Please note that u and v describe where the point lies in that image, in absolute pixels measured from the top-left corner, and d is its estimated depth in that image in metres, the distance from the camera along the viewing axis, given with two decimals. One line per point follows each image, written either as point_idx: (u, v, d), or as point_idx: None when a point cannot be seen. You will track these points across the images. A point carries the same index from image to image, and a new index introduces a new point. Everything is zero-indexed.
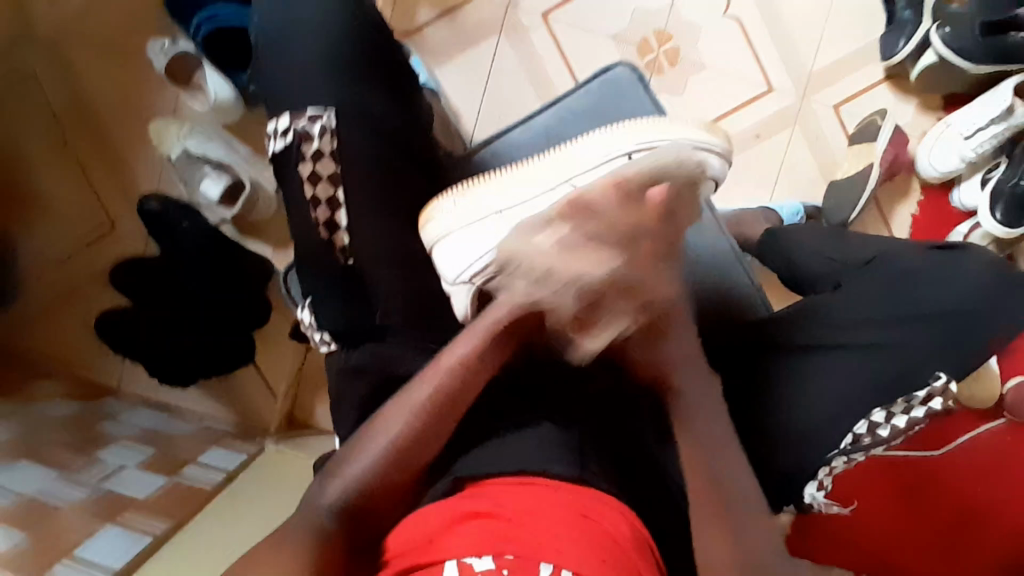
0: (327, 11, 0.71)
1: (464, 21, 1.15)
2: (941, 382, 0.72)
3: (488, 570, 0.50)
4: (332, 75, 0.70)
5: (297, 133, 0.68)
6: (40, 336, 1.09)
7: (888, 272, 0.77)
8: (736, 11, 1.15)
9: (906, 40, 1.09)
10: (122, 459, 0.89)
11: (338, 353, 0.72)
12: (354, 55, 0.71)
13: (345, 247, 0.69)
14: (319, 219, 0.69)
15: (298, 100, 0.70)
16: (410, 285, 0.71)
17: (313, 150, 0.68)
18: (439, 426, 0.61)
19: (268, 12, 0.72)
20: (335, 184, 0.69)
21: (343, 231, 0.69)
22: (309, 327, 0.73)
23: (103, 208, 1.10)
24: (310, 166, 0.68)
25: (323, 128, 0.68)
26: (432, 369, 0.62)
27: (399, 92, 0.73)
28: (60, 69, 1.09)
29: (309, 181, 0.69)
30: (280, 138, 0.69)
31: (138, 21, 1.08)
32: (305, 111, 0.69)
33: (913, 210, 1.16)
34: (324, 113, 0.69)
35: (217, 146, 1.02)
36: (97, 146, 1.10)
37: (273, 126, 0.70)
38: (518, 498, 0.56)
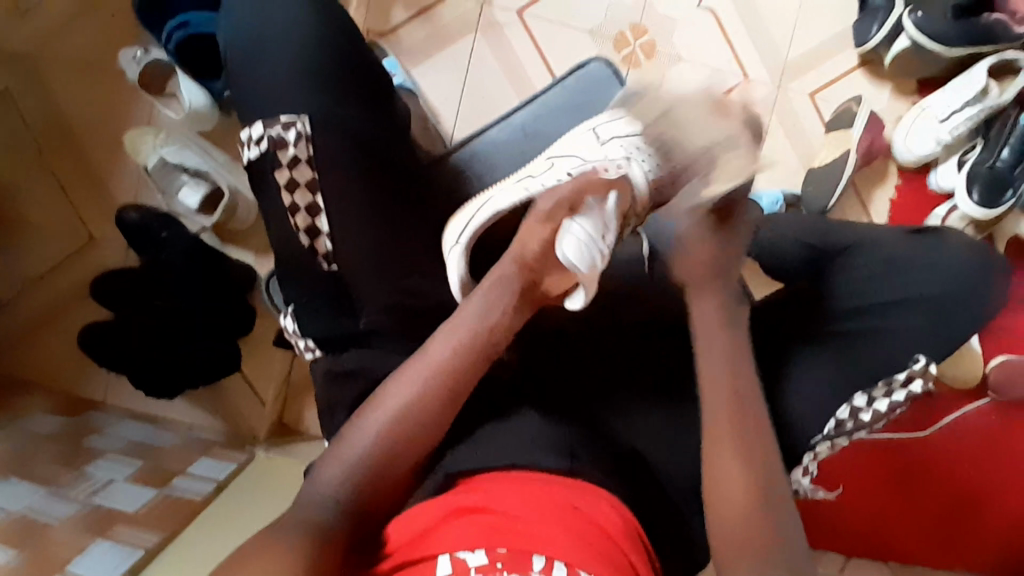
0: (299, 25, 0.72)
1: (439, 20, 1.14)
2: (920, 365, 0.72)
3: (482, 565, 0.52)
4: (306, 86, 0.71)
5: (273, 141, 0.69)
6: (21, 352, 1.08)
7: (871, 259, 0.77)
8: (710, 2, 1.16)
9: (879, 27, 1.10)
10: (110, 473, 0.88)
11: (321, 360, 0.72)
12: (328, 67, 0.72)
13: (327, 252, 0.70)
14: (299, 226, 0.70)
15: (274, 109, 0.70)
16: (397, 287, 0.71)
17: (289, 156, 0.69)
18: (432, 419, 0.62)
19: (239, 24, 0.73)
20: (314, 191, 0.70)
21: (325, 236, 0.70)
22: (292, 334, 0.73)
23: (81, 220, 1.09)
24: (287, 173, 0.69)
25: (299, 133, 0.69)
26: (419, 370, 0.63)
27: (374, 102, 0.75)
28: (31, 81, 1.07)
29: (286, 190, 0.69)
30: (254, 146, 0.70)
31: (108, 29, 1.07)
32: (278, 118, 0.70)
33: (891, 195, 1.18)
34: (298, 119, 0.69)
35: (193, 153, 1.00)
36: (72, 158, 1.08)
37: (247, 134, 0.70)
38: (511, 494, 0.58)
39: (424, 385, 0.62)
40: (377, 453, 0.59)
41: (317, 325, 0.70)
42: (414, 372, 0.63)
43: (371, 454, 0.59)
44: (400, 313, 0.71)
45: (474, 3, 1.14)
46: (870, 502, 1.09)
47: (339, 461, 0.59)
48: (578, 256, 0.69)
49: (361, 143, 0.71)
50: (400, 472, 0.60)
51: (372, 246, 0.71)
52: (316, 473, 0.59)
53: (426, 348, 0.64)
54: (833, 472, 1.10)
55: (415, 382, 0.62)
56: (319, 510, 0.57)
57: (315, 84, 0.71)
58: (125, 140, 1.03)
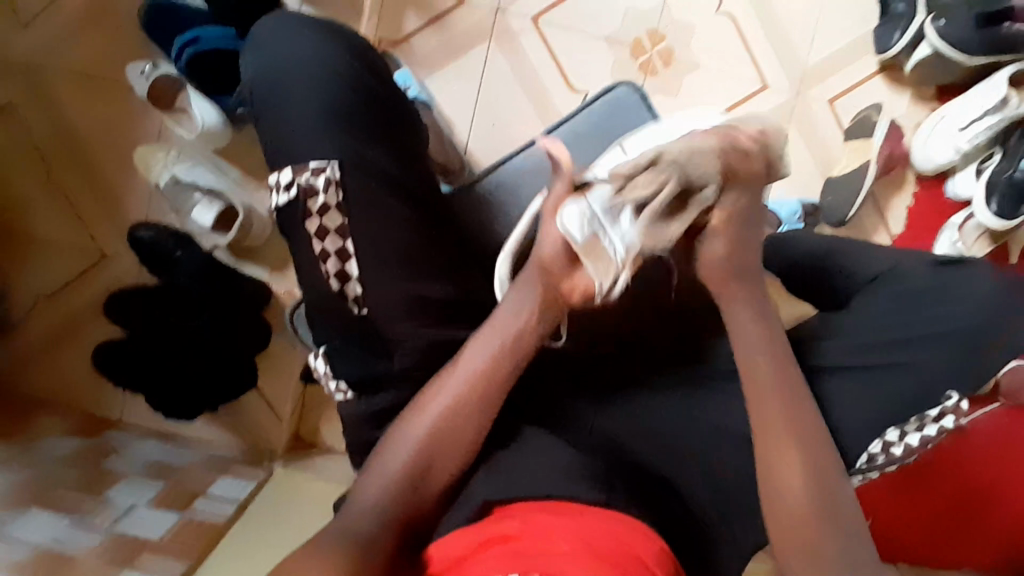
0: (328, 68, 0.71)
1: (453, 28, 1.12)
2: (952, 402, 0.73)
3: None
4: (338, 129, 0.70)
5: (301, 188, 0.68)
6: (36, 369, 1.07)
7: (893, 292, 0.77)
8: (729, 8, 1.13)
9: (901, 34, 1.08)
10: (131, 497, 0.86)
11: (353, 402, 0.71)
12: (356, 108, 0.71)
13: (358, 296, 0.69)
14: (330, 272, 0.69)
15: (300, 150, 0.69)
16: (428, 331, 0.70)
17: (319, 204, 0.68)
18: (456, 445, 0.65)
19: (265, 67, 0.72)
20: (344, 237, 0.69)
21: (354, 281, 0.69)
22: (324, 376, 0.73)
23: (90, 237, 1.07)
24: (316, 221, 0.69)
25: (328, 179, 0.68)
26: (444, 398, 0.65)
27: (398, 143, 0.74)
28: (38, 96, 1.05)
29: (317, 237, 0.69)
30: (282, 193, 0.69)
31: (112, 44, 1.04)
32: (308, 163, 0.68)
33: (909, 202, 1.17)
34: (327, 165, 0.68)
35: (207, 172, 1.00)
36: (80, 175, 1.06)
37: (275, 179, 0.70)
38: (551, 520, 0.57)
39: (454, 401, 0.64)
40: (411, 471, 0.63)
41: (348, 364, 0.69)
42: (445, 388, 0.65)
43: (405, 470, 0.63)
44: (426, 355, 0.70)
45: (488, 11, 1.12)
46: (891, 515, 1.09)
47: (378, 478, 0.63)
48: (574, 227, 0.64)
49: (388, 179, 0.71)
50: (435, 492, 0.64)
51: (399, 277, 0.70)
52: (356, 492, 0.63)
53: (453, 365, 0.66)
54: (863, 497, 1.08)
55: (446, 399, 0.65)
56: (364, 519, 0.60)
57: (344, 127, 0.70)
58: (137, 155, 1.02)
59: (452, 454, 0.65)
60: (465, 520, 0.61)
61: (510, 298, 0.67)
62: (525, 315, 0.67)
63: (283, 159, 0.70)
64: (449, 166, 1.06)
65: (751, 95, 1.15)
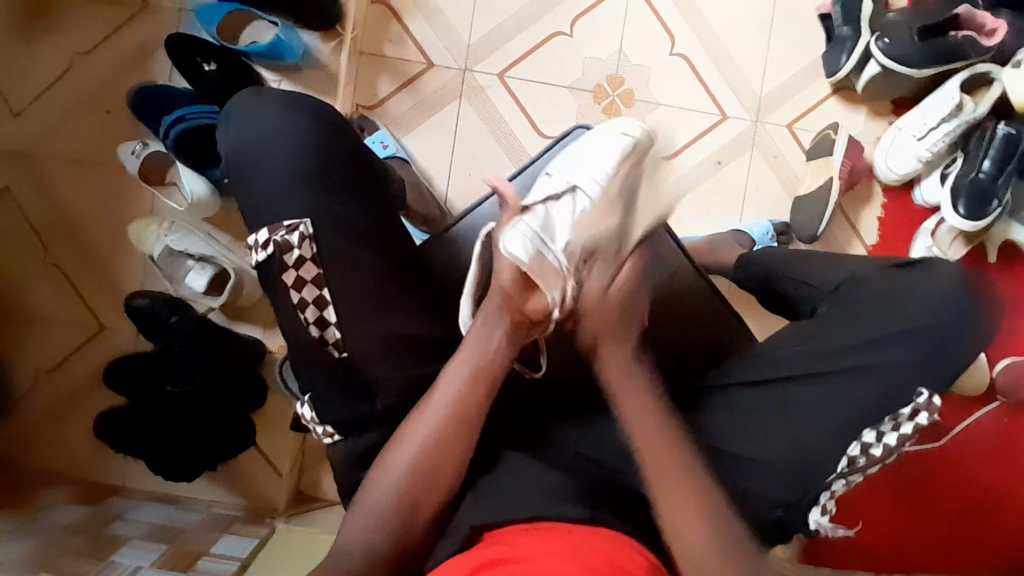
0: (289, 137, 0.74)
1: (424, 90, 1.19)
2: (924, 398, 0.72)
3: None
4: (308, 192, 0.73)
5: (278, 244, 0.71)
6: (39, 444, 1.10)
7: (857, 298, 0.78)
8: (682, 48, 1.20)
9: (848, 56, 1.15)
10: (137, 560, 0.86)
11: (340, 444, 0.74)
12: (321, 169, 0.74)
13: (336, 341, 0.72)
14: (308, 320, 0.72)
15: (272, 211, 0.73)
16: (401, 371, 0.73)
17: (294, 258, 0.71)
18: (434, 481, 0.66)
19: (230, 141, 0.76)
20: (321, 286, 0.72)
21: (333, 326, 0.72)
22: (310, 420, 0.74)
23: (90, 310, 1.12)
24: (294, 273, 0.71)
25: (302, 235, 0.71)
26: (422, 435, 0.66)
27: (365, 189, 0.76)
28: (37, 184, 1.12)
29: (294, 287, 0.72)
30: (261, 250, 0.72)
31: (108, 132, 1.12)
32: (282, 222, 0.72)
33: (879, 214, 1.20)
34: (301, 223, 0.72)
35: (198, 241, 1.06)
36: (78, 252, 1.12)
37: (253, 239, 0.73)
38: (533, 542, 0.58)
39: (429, 440, 0.66)
40: (398, 510, 0.64)
41: (330, 405, 0.73)
42: (420, 425, 0.66)
43: (392, 508, 0.64)
44: (403, 396, 0.73)
45: (456, 71, 1.19)
46: (884, 526, 1.10)
47: (366, 520, 0.64)
48: (518, 248, 0.68)
49: (358, 233, 0.74)
50: (420, 528, 0.65)
51: (375, 321, 0.73)
52: (342, 537, 0.64)
53: (427, 402, 0.68)
54: (851, 507, 1.09)
55: (421, 436, 0.66)
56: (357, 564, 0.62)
57: (312, 188, 0.73)
58: (131, 228, 1.08)
59: (433, 486, 0.66)
60: (454, 551, 0.64)
61: (478, 329, 0.69)
62: (496, 338, 0.68)
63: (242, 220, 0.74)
64: (431, 218, 1.11)
65: (713, 127, 1.20)
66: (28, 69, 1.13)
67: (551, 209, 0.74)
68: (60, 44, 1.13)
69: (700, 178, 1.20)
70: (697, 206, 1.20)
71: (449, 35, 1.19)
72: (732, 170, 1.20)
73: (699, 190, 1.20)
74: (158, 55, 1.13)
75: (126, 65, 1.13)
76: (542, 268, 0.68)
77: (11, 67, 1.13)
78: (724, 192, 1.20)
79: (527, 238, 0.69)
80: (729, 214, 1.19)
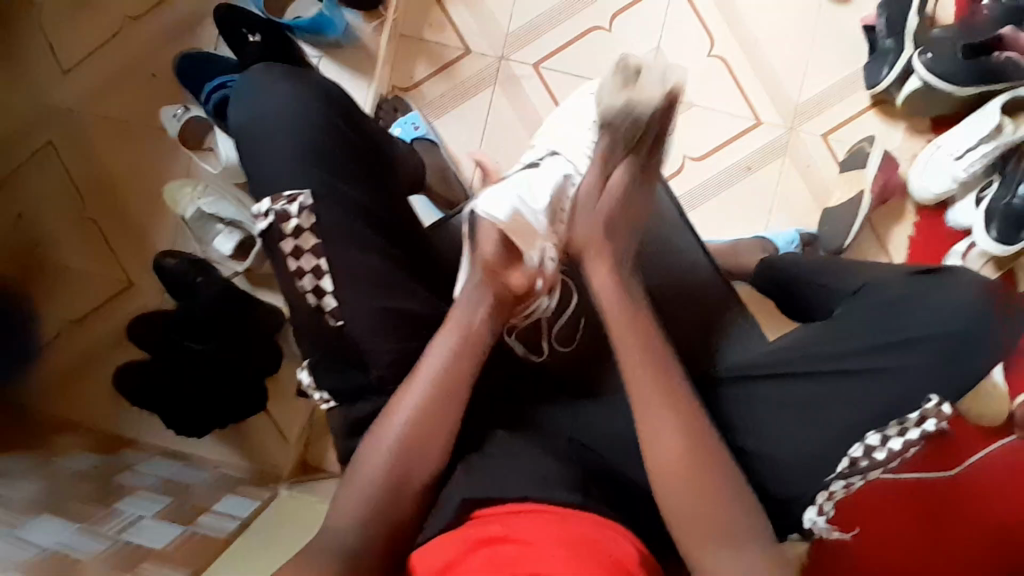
0: (287, 107, 0.75)
1: (460, 76, 1.20)
2: (932, 404, 0.71)
3: None
4: (313, 163, 0.74)
5: (277, 214, 0.72)
6: (60, 391, 1.13)
7: (874, 303, 0.76)
8: (720, 51, 1.20)
9: (889, 68, 1.13)
10: (139, 510, 0.88)
11: (336, 410, 0.76)
12: (325, 139, 0.75)
13: (332, 310, 0.72)
14: (306, 288, 0.72)
15: (282, 175, 0.73)
16: (408, 343, 0.74)
17: (292, 227, 0.72)
18: (425, 451, 0.66)
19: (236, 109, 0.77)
20: (318, 255, 0.72)
21: (330, 295, 0.72)
22: (308, 388, 0.76)
23: (120, 267, 1.16)
24: (291, 242, 0.72)
25: (301, 205, 0.72)
26: (411, 401, 0.67)
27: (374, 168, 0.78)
28: (81, 142, 1.16)
29: (291, 256, 0.72)
30: (260, 220, 0.73)
31: (151, 95, 1.16)
32: (282, 193, 0.72)
33: (909, 232, 1.17)
34: (300, 194, 0.72)
35: (228, 205, 1.08)
36: (112, 209, 1.16)
37: (254, 209, 0.73)
38: (526, 522, 0.58)
39: (418, 412, 0.66)
40: (388, 477, 0.65)
41: (338, 369, 0.74)
42: (411, 395, 0.67)
43: (381, 476, 0.65)
44: (398, 367, 0.74)
45: (493, 60, 1.20)
46: (890, 538, 1.04)
47: (355, 484, 0.65)
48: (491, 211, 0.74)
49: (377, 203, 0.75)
50: (414, 499, 0.65)
51: (388, 291, 0.74)
52: (336, 509, 0.64)
53: (415, 373, 0.69)
54: (857, 510, 1.05)
55: (410, 406, 0.67)
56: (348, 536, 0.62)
57: (319, 158, 0.74)
58: (166, 192, 1.11)
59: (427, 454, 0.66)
60: (444, 526, 0.61)
61: (464, 301, 0.71)
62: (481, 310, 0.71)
63: (261, 179, 0.74)
64: (455, 201, 1.12)
65: (745, 131, 1.19)
66: (82, 30, 1.17)
67: (530, 177, 0.82)
68: (114, 8, 1.17)
69: (728, 182, 1.19)
70: (722, 209, 1.19)
71: (489, 24, 1.21)
72: (762, 176, 1.19)
73: (725, 194, 1.19)
74: (206, 25, 1.16)
75: (174, 32, 1.16)
76: (520, 227, 0.74)
77: (67, 27, 1.17)
78: (751, 198, 1.19)
79: (504, 203, 0.76)
80: (755, 220, 1.18)
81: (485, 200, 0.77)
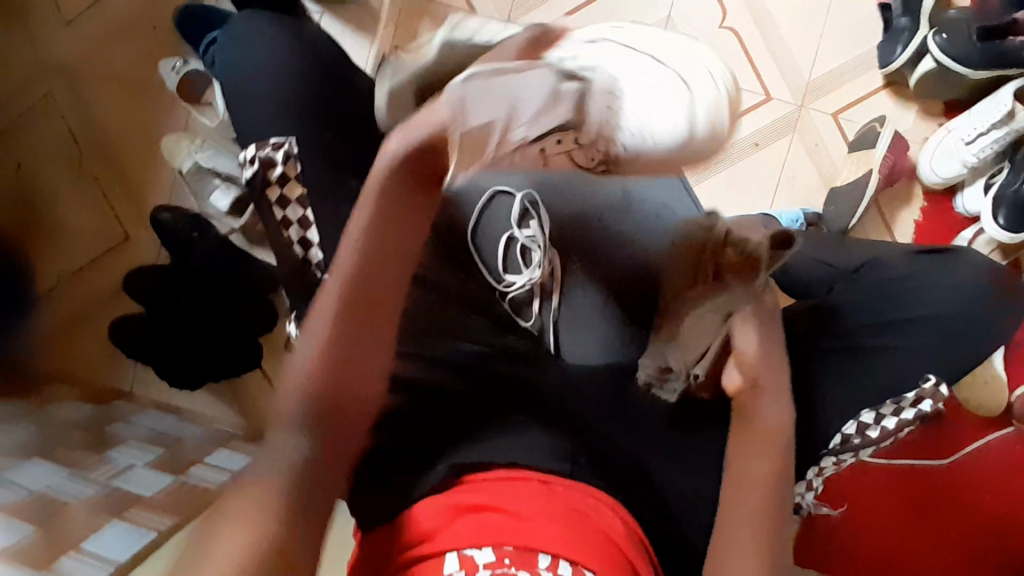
0: (279, 51, 0.73)
1: None
2: (930, 385, 0.70)
3: (489, 562, 0.52)
4: (304, 109, 0.72)
5: (262, 161, 0.71)
6: (55, 341, 1.13)
7: (876, 280, 0.75)
8: (732, 22, 1.17)
9: (903, 48, 1.10)
10: (131, 459, 0.89)
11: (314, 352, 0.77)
12: (317, 87, 0.73)
13: (318, 261, 0.71)
14: (293, 239, 0.72)
15: (267, 123, 0.72)
16: None
17: (278, 174, 0.71)
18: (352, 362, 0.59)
19: (229, 51, 0.76)
20: (303, 206, 0.71)
21: (315, 247, 0.71)
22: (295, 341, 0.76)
23: (119, 221, 1.15)
24: (277, 190, 0.71)
25: (287, 153, 0.71)
26: (327, 307, 0.59)
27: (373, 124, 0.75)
28: (81, 92, 1.16)
29: (278, 206, 0.72)
30: (248, 167, 0.72)
31: (153, 47, 1.15)
32: (269, 139, 0.71)
33: (917, 216, 1.15)
34: (286, 141, 0.71)
35: (226, 159, 1.06)
36: (112, 160, 1.16)
37: (243, 156, 0.73)
38: (506, 489, 0.59)
39: (339, 313, 0.58)
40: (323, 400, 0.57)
41: None
42: (319, 305, 0.59)
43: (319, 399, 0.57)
44: None
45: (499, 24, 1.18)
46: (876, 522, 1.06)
47: (278, 422, 0.57)
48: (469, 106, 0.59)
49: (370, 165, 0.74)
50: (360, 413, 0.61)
51: None
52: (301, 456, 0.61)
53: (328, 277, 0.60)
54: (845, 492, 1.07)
55: (317, 333, 0.58)
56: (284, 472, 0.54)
57: (308, 104, 0.72)
58: (164, 144, 1.11)
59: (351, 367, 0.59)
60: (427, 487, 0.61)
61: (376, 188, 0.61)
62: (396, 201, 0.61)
63: (251, 130, 0.73)
64: None
65: (754, 107, 1.17)
66: None
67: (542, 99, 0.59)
68: None
69: (734, 158, 1.17)
70: (727, 185, 1.17)
71: None
72: (769, 153, 1.17)
73: (731, 170, 1.17)
74: None
75: None
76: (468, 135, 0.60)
77: None
78: (757, 175, 1.17)
79: (502, 100, 0.59)
80: (760, 198, 1.17)
81: (493, 75, 0.59)
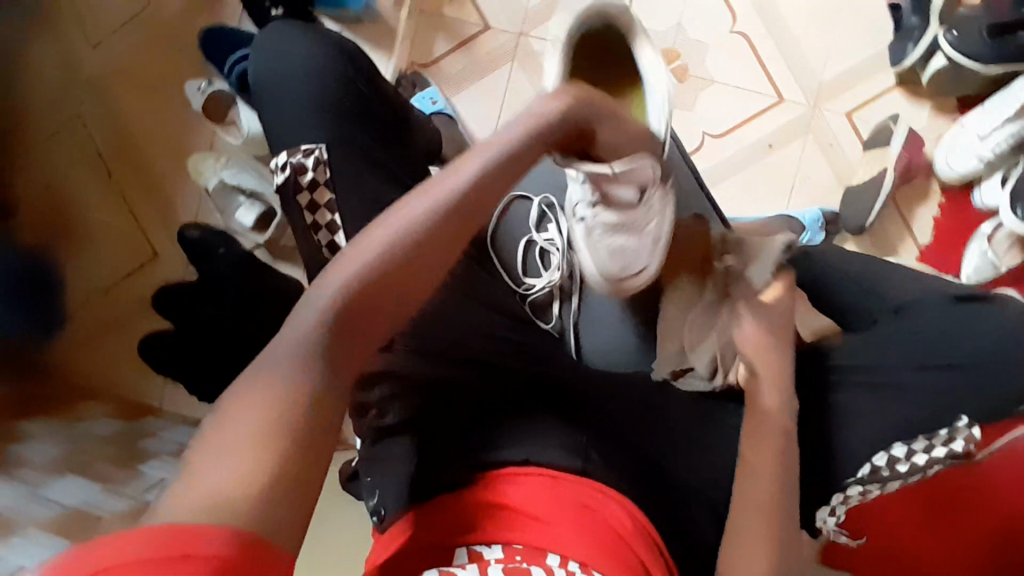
0: (308, 64, 0.76)
1: (478, 52, 1.21)
2: (961, 426, 0.72)
3: (500, 559, 0.56)
4: (333, 119, 0.74)
5: (293, 167, 0.73)
6: (86, 359, 1.16)
7: (917, 323, 0.75)
8: (742, 26, 1.19)
9: (914, 46, 1.11)
10: (163, 471, 0.90)
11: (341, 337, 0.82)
12: (344, 98, 0.75)
13: None
14: (322, 242, 0.72)
15: (296, 135, 0.74)
16: None
17: (309, 180, 0.72)
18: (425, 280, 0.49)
19: (258, 65, 0.78)
20: (332, 211, 0.72)
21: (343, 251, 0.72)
22: None
23: (147, 239, 1.18)
24: (308, 195, 0.72)
25: (317, 159, 0.73)
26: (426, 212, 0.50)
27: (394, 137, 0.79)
28: (109, 115, 1.19)
29: (308, 210, 0.73)
30: (279, 173, 0.74)
31: (178, 70, 1.19)
32: (300, 146, 0.73)
33: (935, 212, 1.15)
34: (316, 147, 0.73)
35: (250, 176, 1.10)
36: (139, 181, 1.19)
37: (274, 163, 0.75)
38: (517, 487, 0.61)
39: (440, 223, 0.50)
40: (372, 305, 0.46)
41: None
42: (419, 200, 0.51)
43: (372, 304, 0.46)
44: None
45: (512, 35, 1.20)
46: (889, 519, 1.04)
47: (310, 308, 0.45)
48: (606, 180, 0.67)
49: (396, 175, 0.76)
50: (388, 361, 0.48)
51: None
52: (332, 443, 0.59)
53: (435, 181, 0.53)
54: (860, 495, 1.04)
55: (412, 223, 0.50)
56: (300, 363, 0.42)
57: (337, 115, 0.74)
58: (190, 162, 1.14)
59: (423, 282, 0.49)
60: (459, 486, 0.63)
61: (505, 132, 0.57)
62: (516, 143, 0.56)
63: (280, 144, 0.75)
64: None
65: (767, 108, 1.18)
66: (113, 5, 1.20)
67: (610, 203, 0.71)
68: None
69: (749, 160, 1.18)
70: (744, 186, 1.18)
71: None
72: (784, 154, 1.18)
73: (747, 172, 1.18)
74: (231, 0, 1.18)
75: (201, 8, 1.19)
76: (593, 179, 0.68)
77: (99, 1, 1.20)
78: (773, 175, 1.18)
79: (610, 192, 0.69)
80: (777, 199, 1.17)
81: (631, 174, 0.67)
